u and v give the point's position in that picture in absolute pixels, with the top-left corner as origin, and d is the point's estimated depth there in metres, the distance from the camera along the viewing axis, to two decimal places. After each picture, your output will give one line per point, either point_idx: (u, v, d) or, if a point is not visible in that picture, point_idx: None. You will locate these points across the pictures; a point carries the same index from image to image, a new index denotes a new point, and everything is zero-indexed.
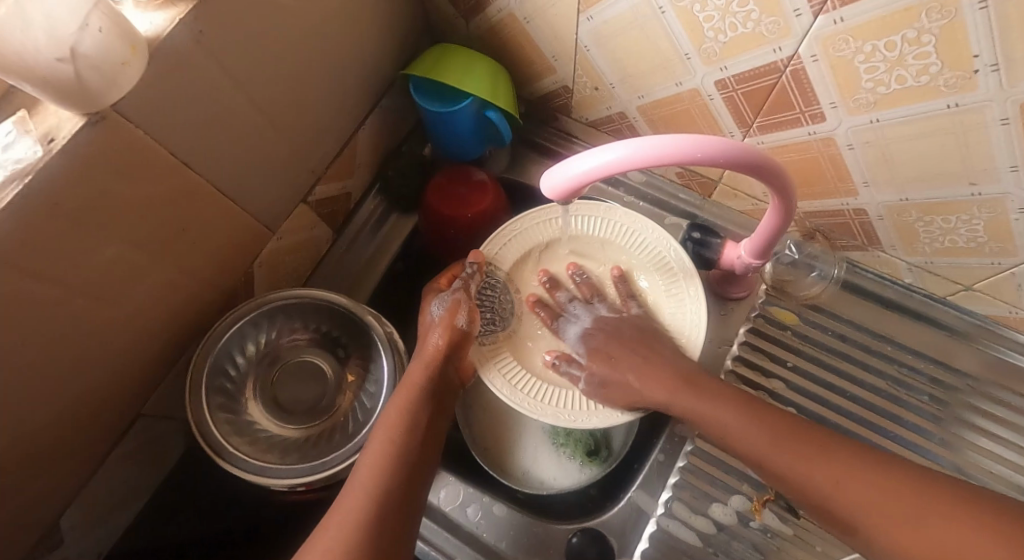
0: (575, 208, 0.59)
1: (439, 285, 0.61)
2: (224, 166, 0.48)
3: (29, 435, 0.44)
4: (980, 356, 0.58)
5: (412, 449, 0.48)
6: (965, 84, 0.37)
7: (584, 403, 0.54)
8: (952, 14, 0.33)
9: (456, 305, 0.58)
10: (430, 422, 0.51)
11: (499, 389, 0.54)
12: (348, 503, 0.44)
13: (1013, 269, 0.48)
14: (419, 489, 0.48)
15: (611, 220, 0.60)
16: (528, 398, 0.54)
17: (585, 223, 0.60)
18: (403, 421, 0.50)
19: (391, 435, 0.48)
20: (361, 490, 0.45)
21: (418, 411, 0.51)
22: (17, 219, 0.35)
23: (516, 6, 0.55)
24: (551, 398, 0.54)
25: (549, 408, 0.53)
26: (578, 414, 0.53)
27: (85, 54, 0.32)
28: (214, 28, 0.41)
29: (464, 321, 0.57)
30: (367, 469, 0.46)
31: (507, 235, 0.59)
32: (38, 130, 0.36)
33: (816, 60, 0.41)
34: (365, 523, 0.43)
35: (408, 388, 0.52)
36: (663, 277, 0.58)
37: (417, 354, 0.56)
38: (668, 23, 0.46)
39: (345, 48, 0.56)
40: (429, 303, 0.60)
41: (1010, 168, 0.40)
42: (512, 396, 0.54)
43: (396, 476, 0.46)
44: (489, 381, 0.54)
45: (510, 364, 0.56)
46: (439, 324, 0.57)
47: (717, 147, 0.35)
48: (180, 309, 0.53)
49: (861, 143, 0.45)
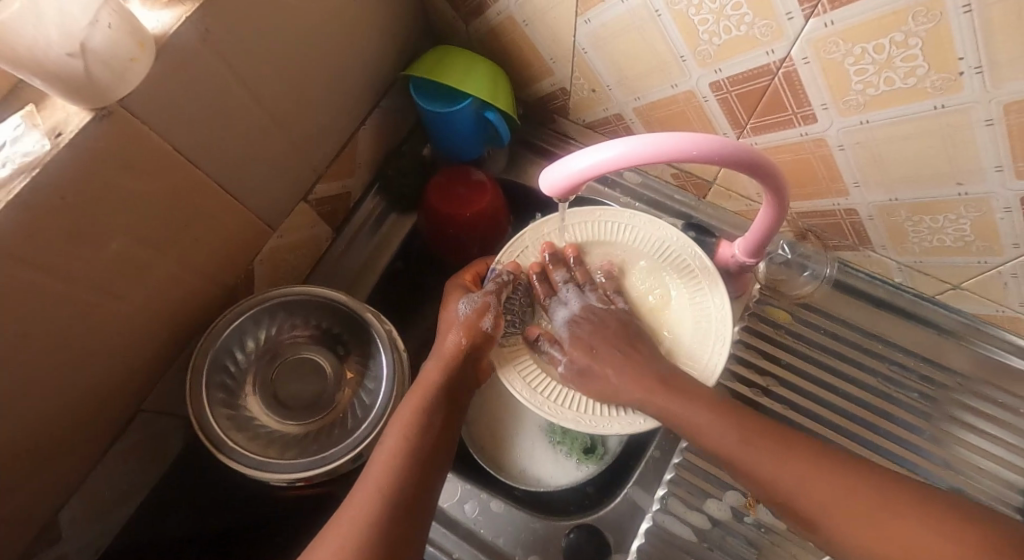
0: (600, 213, 0.60)
1: (464, 283, 0.60)
2: (227, 163, 0.49)
3: (31, 427, 0.45)
4: (970, 354, 0.59)
5: (427, 447, 0.49)
6: (951, 85, 0.38)
7: (606, 409, 0.53)
8: (938, 17, 0.35)
9: (484, 306, 0.57)
10: (447, 419, 0.52)
11: (518, 391, 0.53)
12: (359, 502, 0.45)
13: (1000, 268, 0.49)
14: (433, 486, 0.48)
15: (632, 226, 0.60)
16: (548, 401, 0.53)
17: (584, 228, 0.60)
18: (418, 419, 0.50)
19: (404, 434, 0.49)
20: (373, 489, 0.46)
21: (433, 409, 0.51)
22: (24, 212, 0.35)
23: (515, 9, 0.56)
24: (572, 402, 0.53)
25: (569, 412, 0.52)
26: (599, 419, 0.52)
27: (94, 49, 0.33)
28: (220, 27, 0.42)
29: (488, 323, 0.56)
30: (381, 467, 0.47)
31: (530, 235, 0.60)
32: (45, 124, 0.36)
33: (807, 62, 0.42)
34: (374, 523, 0.44)
35: (424, 386, 0.52)
36: (682, 279, 0.58)
37: (441, 354, 0.55)
38: (664, 26, 0.47)
39: (347, 48, 0.57)
40: (456, 300, 0.58)
41: (995, 168, 0.41)
42: (531, 399, 0.53)
43: (407, 475, 0.47)
44: (509, 382, 0.53)
45: (529, 364, 0.55)
46: (463, 323, 0.56)
47: (714, 146, 0.36)
48: (181, 305, 0.53)
49: (852, 144, 0.46)
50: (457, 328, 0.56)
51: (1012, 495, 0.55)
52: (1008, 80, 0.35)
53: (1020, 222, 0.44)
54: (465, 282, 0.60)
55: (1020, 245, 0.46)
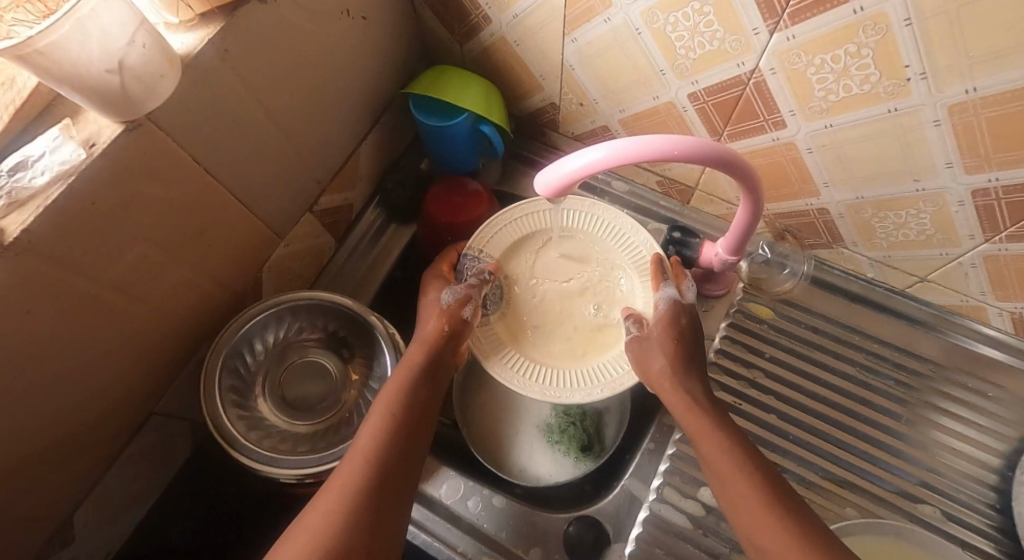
0: (568, 203, 0.65)
1: (442, 270, 0.63)
2: (241, 174, 0.52)
3: (52, 424, 0.47)
4: (942, 343, 0.63)
5: (408, 423, 0.51)
6: (901, 90, 0.42)
7: (568, 382, 0.58)
8: (884, 30, 0.39)
9: (466, 297, 0.60)
10: (429, 396, 0.54)
11: (492, 368, 0.58)
12: (345, 472, 0.47)
13: (959, 259, 0.53)
14: (416, 458, 0.51)
15: (593, 215, 0.65)
16: (517, 375, 0.58)
17: (560, 216, 0.65)
18: (401, 397, 0.53)
19: (387, 411, 0.51)
20: (359, 459, 0.48)
21: (415, 389, 0.54)
22: (59, 216, 0.38)
23: (507, 31, 0.61)
24: (539, 376, 0.58)
25: (535, 385, 0.58)
26: (563, 391, 0.57)
27: (130, 67, 0.37)
28: (239, 47, 0.46)
29: (469, 312, 0.59)
30: (367, 439, 0.49)
31: (499, 224, 0.64)
32: (79, 136, 0.39)
33: (774, 73, 0.47)
34: (362, 489, 0.46)
35: (407, 367, 0.55)
36: (642, 268, 0.63)
37: (421, 337, 0.57)
38: (644, 42, 0.51)
39: (351, 68, 0.61)
40: (438, 290, 0.61)
41: (946, 165, 0.45)
42: (502, 374, 0.58)
43: (391, 448, 0.49)
44: (488, 364, 0.59)
45: (509, 352, 0.60)
46: (444, 311, 0.58)
47: (689, 146, 0.40)
48: (196, 309, 0.56)
49: (818, 147, 0.51)
50: (439, 315, 0.58)
51: (985, 473, 0.58)
52: (949, 85, 0.40)
53: (973, 215, 0.48)
54: (443, 271, 0.63)
55: (975, 236, 0.50)
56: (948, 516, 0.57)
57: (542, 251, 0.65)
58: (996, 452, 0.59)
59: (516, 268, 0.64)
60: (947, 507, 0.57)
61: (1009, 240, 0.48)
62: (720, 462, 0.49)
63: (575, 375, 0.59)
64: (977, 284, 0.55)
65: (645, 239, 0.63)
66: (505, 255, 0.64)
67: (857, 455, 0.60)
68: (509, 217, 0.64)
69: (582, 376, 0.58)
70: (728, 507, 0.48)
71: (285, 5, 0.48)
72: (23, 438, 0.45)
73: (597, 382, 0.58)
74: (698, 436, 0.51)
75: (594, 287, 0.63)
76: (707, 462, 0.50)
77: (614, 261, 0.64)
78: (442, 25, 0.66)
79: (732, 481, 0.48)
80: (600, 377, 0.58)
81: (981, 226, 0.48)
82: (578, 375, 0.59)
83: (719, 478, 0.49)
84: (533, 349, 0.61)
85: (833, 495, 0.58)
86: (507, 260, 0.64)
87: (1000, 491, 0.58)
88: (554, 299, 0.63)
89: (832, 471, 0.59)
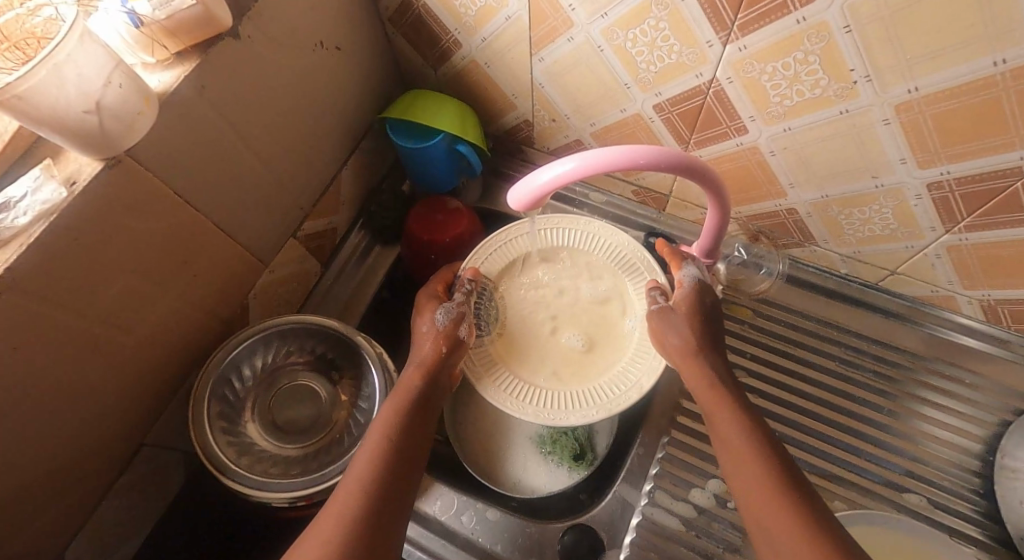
0: (556, 221, 0.67)
1: (436, 292, 0.64)
2: (223, 204, 0.54)
3: (42, 459, 0.47)
4: (917, 334, 0.64)
5: (400, 449, 0.51)
6: (850, 93, 0.44)
7: (563, 403, 0.59)
8: (826, 37, 0.42)
9: (459, 316, 0.61)
10: (421, 422, 0.55)
11: (490, 394, 0.59)
12: (338, 501, 0.47)
13: (924, 251, 0.55)
14: (409, 482, 0.50)
15: (583, 231, 0.66)
16: (510, 397, 0.59)
17: (550, 234, 0.66)
18: (396, 422, 0.53)
19: (381, 437, 0.52)
20: (353, 489, 0.48)
21: (411, 413, 0.54)
22: (42, 253, 0.39)
23: (477, 53, 0.63)
24: (531, 396, 0.59)
25: (530, 407, 0.58)
26: (557, 413, 0.58)
27: (107, 106, 0.38)
28: (215, 82, 0.48)
29: (464, 332, 0.61)
30: (361, 466, 0.49)
31: (507, 237, 0.66)
32: (61, 175, 0.41)
33: (731, 81, 0.49)
34: (357, 517, 0.46)
35: (403, 392, 0.56)
36: (630, 275, 0.65)
37: (420, 361, 0.59)
38: (607, 59, 0.54)
39: (327, 96, 0.63)
40: (431, 310, 0.62)
41: (900, 160, 0.47)
42: (495, 396, 0.59)
43: (385, 475, 0.49)
44: (485, 389, 0.60)
45: (505, 376, 0.61)
46: (440, 333, 0.60)
47: (654, 155, 0.41)
48: (184, 338, 0.57)
49: (779, 149, 0.53)
50: (435, 337, 0.60)
51: (967, 459, 0.60)
52: (893, 86, 0.42)
53: (931, 207, 0.50)
54: (436, 291, 0.63)
55: (936, 228, 0.51)
56: (934, 504, 0.58)
57: (528, 271, 0.67)
58: (977, 438, 0.60)
59: (511, 286, 0.66)
60: (933, 495, 0.58)
61: (968, 230, 0.50)
62: (731, 437, 0.49)
63: (570, 397, 0.59)
64: (944, 273, 0.56)
65: (633, 244, 0.66)
66: (503, 271, 0.66)
67: (842, 447, 0.61)
68: (507, 235, 0.66)
69: (581, 396, 0.59)
70: (728, 461, 0.49)
71: (258, 41, 0.50)
72: (13, 476, 0.45)
73: (592, 403, 0.58)
74: (714, 412, 0.52)
75: (578, 295, 0.65)
76: (719, 437, 0.51)
77: (605, 272, 0.66)
78: (416, 51, 0.68)
79: (744, 462, 0.48)
80: (592, 396, 0.59)
81: (940, 217, 0.50)
82: (575, 395, 0.59)
83: (731, 456, 0.49)
84: (523, 368, 0.62)
85: (822, 489, 0.59)
86: (501, 278, 0.66)
87: (983, 476, 0.59)
88: (539, 314, 0.65)
89: (818, 465, 0.60)
